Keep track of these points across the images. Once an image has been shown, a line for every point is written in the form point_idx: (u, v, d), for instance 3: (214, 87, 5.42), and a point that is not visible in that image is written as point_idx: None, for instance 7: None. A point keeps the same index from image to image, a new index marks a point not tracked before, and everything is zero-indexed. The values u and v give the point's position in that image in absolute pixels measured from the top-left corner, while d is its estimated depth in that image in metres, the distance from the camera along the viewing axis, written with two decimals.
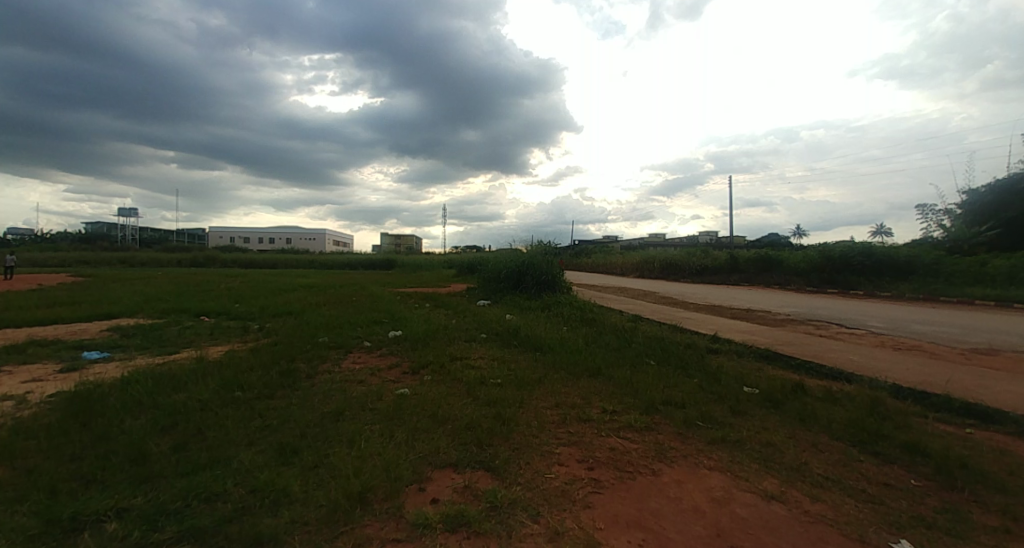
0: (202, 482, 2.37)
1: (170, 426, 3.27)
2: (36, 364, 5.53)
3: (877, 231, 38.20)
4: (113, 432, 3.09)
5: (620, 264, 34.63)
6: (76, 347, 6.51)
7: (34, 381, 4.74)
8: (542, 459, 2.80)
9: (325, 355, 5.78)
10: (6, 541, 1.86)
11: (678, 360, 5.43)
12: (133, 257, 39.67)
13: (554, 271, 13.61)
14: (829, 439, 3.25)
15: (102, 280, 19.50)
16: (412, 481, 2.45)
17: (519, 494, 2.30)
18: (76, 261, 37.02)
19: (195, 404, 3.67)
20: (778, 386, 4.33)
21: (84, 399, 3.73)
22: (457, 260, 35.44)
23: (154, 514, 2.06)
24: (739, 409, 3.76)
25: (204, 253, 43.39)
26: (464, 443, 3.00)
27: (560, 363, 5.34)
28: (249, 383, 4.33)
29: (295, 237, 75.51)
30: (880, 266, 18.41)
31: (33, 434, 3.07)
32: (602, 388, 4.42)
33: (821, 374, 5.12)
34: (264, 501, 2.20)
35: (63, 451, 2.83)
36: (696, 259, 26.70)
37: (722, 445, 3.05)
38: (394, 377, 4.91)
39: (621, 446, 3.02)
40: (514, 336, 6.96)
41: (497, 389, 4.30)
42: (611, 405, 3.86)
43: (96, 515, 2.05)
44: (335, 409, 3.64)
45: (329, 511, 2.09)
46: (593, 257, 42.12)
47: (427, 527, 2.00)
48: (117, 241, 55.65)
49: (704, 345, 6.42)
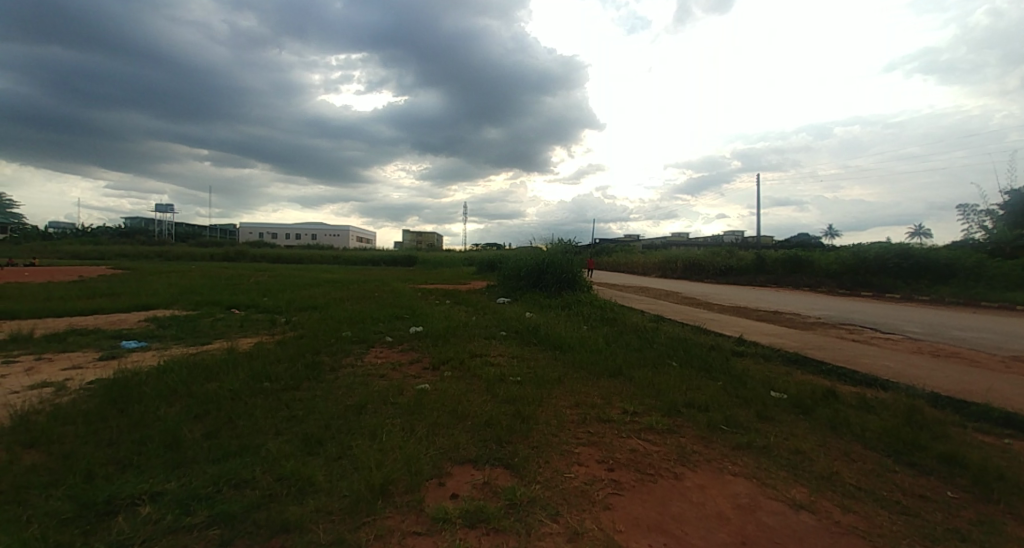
0: (232, 468, 2.45)
1: (203, 414, 3.41)
2: (77, 353, 5.82)
3: (917, 232, 35.99)
4: (150, 418, 3.24)
5: (641, 263, 34.18)
6: (115, 336, 6.83)
7: (74, 368, 5.00)
8: (561, 458, 2.78)
9: (347, 349, 5.90)
10: (40, 524, 1.95)
11: (701, 362, 5.32)
12: (168, 251, 41.29)
13: (574, 270, 13.50)
14: (862, 448, 3.12)
15: (141, 272, 20.23)
16: (432, 476, 2.48)
17: (538, 493, 2.30)
18: (118, 254, 38.82)
19: (226, 393, 3.80)
20: (807, 392, 4.19)
21: (119, 387, 3.90)
22: (476, 257, 35.50)
23: (187, 499, 2.14)
24: (766, 414, 3.66)
25: (234, 248, 44.81)
26: (483, 440, 3.01)
27: (580, 362, 5.31)
28: (276, 374, 4.46)
29: (320, 233, 77.55)
30: (917, 268, 17.59)
31: (71, 419, 3.23)
32: (623, 388, 4.35)
33: (854, 380, 4.92)
34: (290, 490, 2.26)
35: (100, 436, 2.97)
36: (721, 259, 26.12)
37: (748, 451, 2.96)
38: (415, 373, 4.96)
39: (643, 448, 2.97)
40: (534, 334, 6.96)
41: (516, 387, 4.30)
42: (632, 406, 3.80)
43: (130, 499, 2.14)
44: (358, 401, 3.72)
45: (351, 501, 2.13)
46: (613, 256, 41.77)
47: (447, 522, 2.01)
48: (153, 235, 57.73)
49: (729, 347, 6.24)
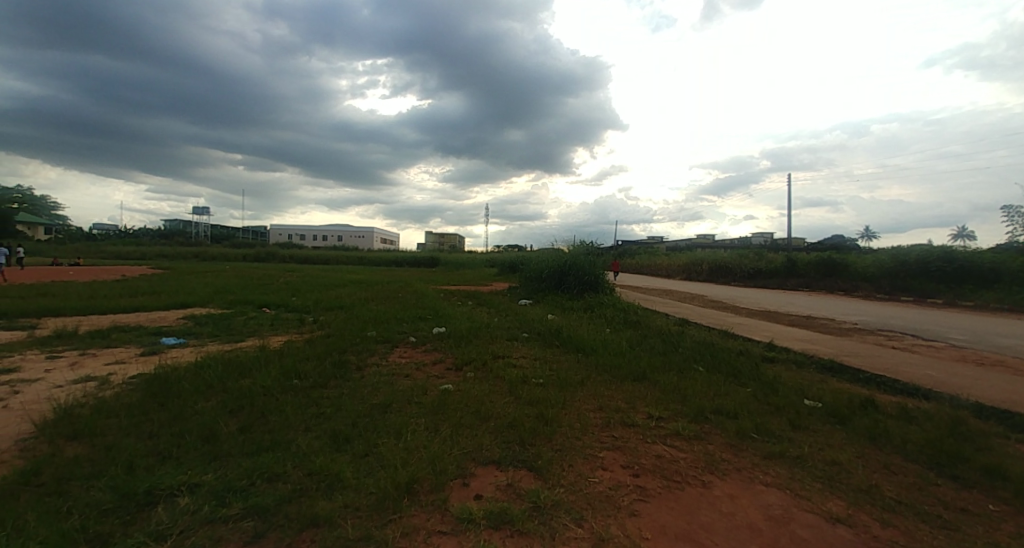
0: (264, 463, 2.53)
1: (237, 409, 3.53)
2: (120, 348, 6.13)
3: (960, 234, 34.16)
4: (187, 412, 3.38)
5: (665, 265, 33.55)
6: (155, 333, 7.17)
7: (118, 363, 5.27)
8: (585, 462, 2.76)
9: (372, 349, 6.01)
10: (83, 514, 2.04)
11: (729, 367, 5.18)
12: (203, 252, 43.06)
13: (596, 272, 13.37)
14: (902, 460, 2.97)
15: (180, 272, 21.13)
16: (456, 476, 2.50)
17: (562, 496, 2.28)
18: (158, 255, 40.70)
19: (258, 390, 3.93)
20: (842, 400, 4.03)
21: (158, 381, 4.08)
22: (498, 258, 35.58)
23: (223, 491, 2.22)
24: (800, 423, 3.53)
25: (265, 249, 46.31)
26: (507, 442, 3.01)
27: (603, 365, 5.24)
28: (305, 372, 4.58)
29: (346, 235, 79.46)
30: (961, 272, 16.68)
31: (115, 412, 3.40)
32: (647, 393, 4.28)
33: (893, 389, 4.70)
34: (320, 485, 2.32)
35: (141, 429, 3.11)
36: (749, 262, 25.40)
37: (781, 461, 2.86)
38: (438, 373, 5.01)
39: (669, 454, 2.91)
40: (556, 336, 6.92)
41: (539, 389, 4.29)
42: (657, 411, 3.73)
43: (169, 491, 2.24)
44: (383, 400, 3.78)
45: (378, 498, 2.17)
46: (637, 258, 41.18)
47: (472, 522, 2.02)
48: (191, 237, 60.39)
49: (758, 353, 6.05)
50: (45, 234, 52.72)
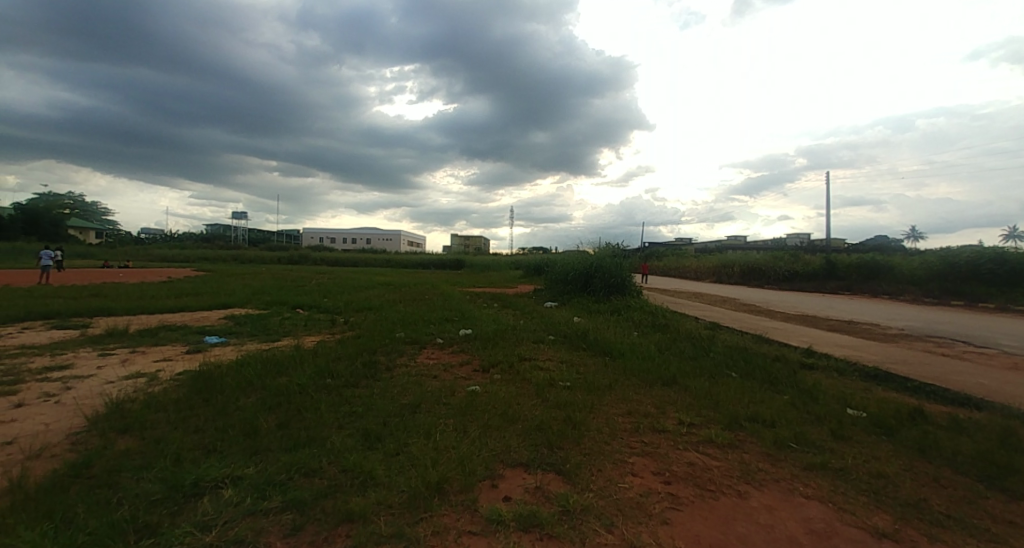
0: (302, 458, 2.63)
1: (275, 405, 3.67)
2: (167, 346, 6.49)
3: (1016, 235, 31.97)
4: (228, 408, 3.53)
5: (694, 267, 32.75)
6: (199, 332, 7.54)
7: (166, 360, 5.58)
8: (614, 467, 2.72)
9: (401, 350, 6.13)
10: (135, 504, 2.15)
11: (763, 374, 5.01)
12: (241, 255, 44.95)
13: (623, 274, 13.19)
14: (951, 472, 2.81)
15: (220, 274, 22.18)
16: (485, 477, 2.52)
17: (592, 501, 2.27)
18: (200, 258, 42.80)
19: (295, 388, 4.07)
20: (885, 409, 3.84)
21: (202, 378, 4.29)
22: (523, 261, 35.61)
23: (264, 485, 2.31)
24: (840, 432, 3.38)
25: (298, 252, 47.91)
26: (535, 444, 3.02)
27: (631, 369, 5.17)
28: (338, 371, 4.72)
29: (375, 238, 81.46)
30: (1019, 275, 15.58)
31: (164, 407, 3.60)
32: (677, 398, 4.19)
33: (942, 399, 4.43)
34: (354, 482, 2.38)
35: (187, 423, 3.27)
36: (783, 264, 24.48)
37: (821, 473, 2.75)
38: (465, 374, 5.06)
39: (701, 462, 2.84)
40: (582, 339, 6.87)
41: (566, 392, 4.27)
42: (689, 417, 3.65)
43: (214, 483, 2.35)
44: (413, 400, 3.85)
45: (410, 496, 2.21)
46: (665, 260, 40.38)
47: (501, 524, 2.04)
48: (229, 241, 63.38)
49: (796, 359, 5.81)
50: (99, 239, 56.36)
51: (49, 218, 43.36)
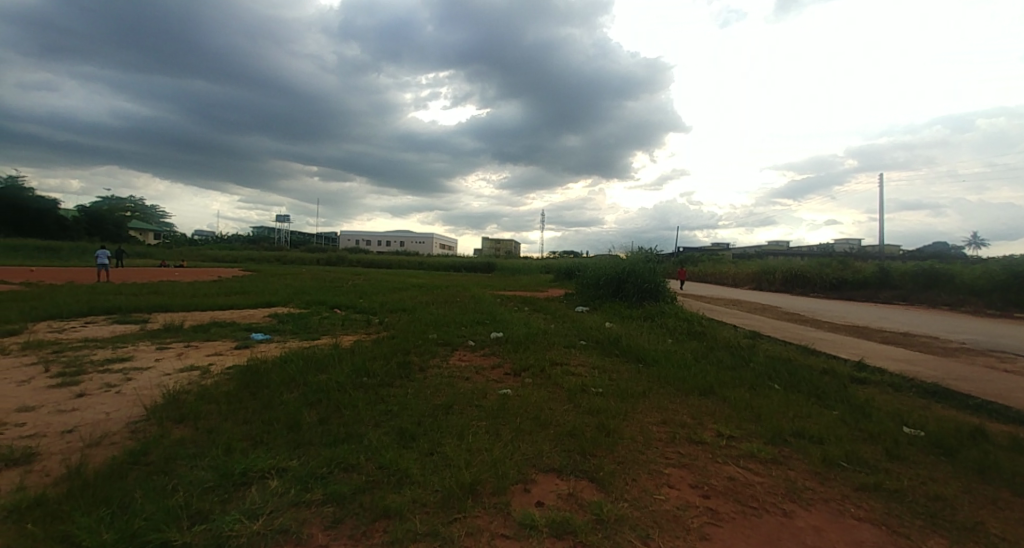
0: (340, 453, 2.71)
1: (316, 401, 3.81)
2: (218, 341, 6.88)
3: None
4: (273, 403, 3.69)
5: (732, 274, 31.55)
6: (245, 329, 7.95)
7: (217, 354, 5.92)
8: (649, 477, 2.66)
9: (433, 351, 6.23)
10: (190, 489, 2.28)
11: (807, 387, 4.76)
12: (283, 256, 47.01)
13: (656, 279, 12.88)
14: (1021, 498, 2.58)
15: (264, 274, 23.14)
16: (518, 481, 2.52)
17: (627, 512, 2.22)
18: (246, 258, 45.09)
19: (334, 385, 4.22)
20: (944, 428, 3.57)
21: (250, 372, 4.53)
22: (552, 265, 35.49)
23: (306, 477, 2.40)
24: (894, 451, 3.17)
25: (336, 254, 49.61)
26: (567, 450, 2.99)
27: (666, 377, 5.04)
28: (374, 370, 4.85)
29: (408, 241, 83.39)
30: None
31: (215, 399, 3.81)
32: (716, 409, 4.05)
33: (1011, 419, 4.07)
34: (390, 479, 2.43)
35: (236, 415, 3.45)
36: (829, 272, 23.22)
37: (874, 493, 2.58)
38: (496, 377, 5.09)
39: (742, 477, 2.73)
40: (615, 345, 6.76)
41: (598, 398, 4.22)
42: (728, 429, 3.52)
43: (261, 473, 2.46)
44: (445, 401, 3.91)
45: (444, 496, 2.24)
46: (701, 266, 39.14)
47: (534, 529, 2.03)
48: (273, 242, 66.78)
49: (845, 372, 5.48)
50: (156, 241, 60.51)
51: (113, 220, 47.18)
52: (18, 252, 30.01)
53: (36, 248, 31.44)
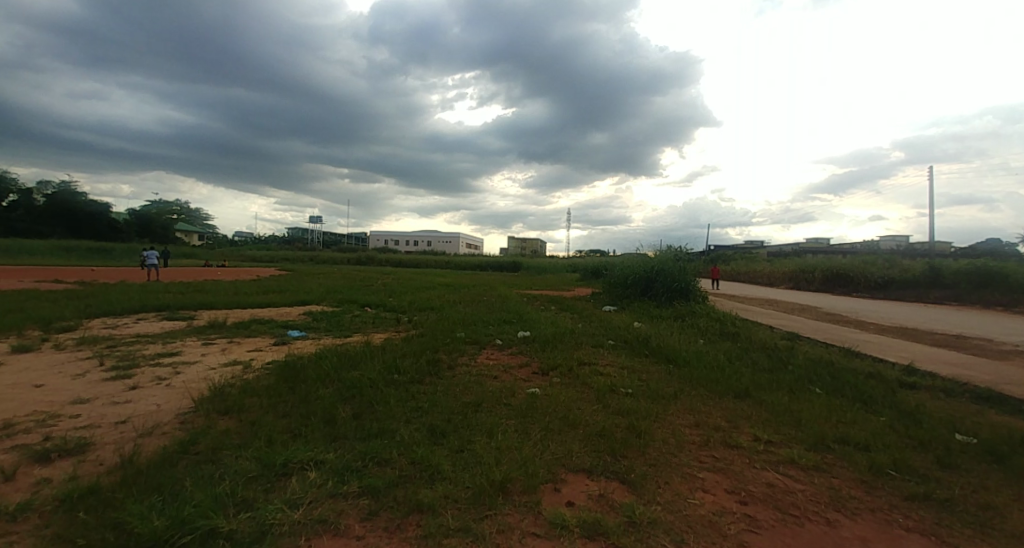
0: (374, 448, 2.79)
1: (350, 397, 3.92)
2: (257, 338, 7.19)
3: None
4: (310, 397, 3.83)
5: (768, 273, 30.42)
6: (283, 326, 8.27)
7: (257, 350, 6.19)
8: (683, 481, 2.60)
9: (462, 349, 6.29)
10: (236, 478, 2.39)
11: (850, 391, 4.55)
12: (316, 256, 48.55)
13: (687, 279, 12.58)
14: None
15: (300, 274, 23.95)
16: (547, 480, 2.51)
17: (659, 515, 2.18)
18: (282, 258, 46.85)
19: (367, 381, 4.33)
20: (1004, 437, 3.33)
21: (288, 368, 4.70)
22: (579, 264, 35.19)
23: (342, 470, 2.48)
24: (947, 460, 2.98)
25: (366, 254, 50.82)
26: (597, 451, 2.96)
27: (698, 378, 4.91)
28: (405, 368, 4.95)
29: (436, 241, 84.53)
30: None
31: (256, 393, 3.98)
32: (751, 412, 3.92)
33: None
34: (422, 474, 2.48)
35: (276, 409, 3.59)
36: (873, 270, 22.04)
37: (925, 504, 2.44)
38: (524, 376, 5.09)
39: (781, 484, 2.63)
40: (644, 345, 6.65)
41: (628, 398, 4.16)
42: (765, 433, 3.40)
43: (300, 465, 2.56)
44: (475, 399, 3.94)
45: (475, 493, 2.26)
46: (734, 264, 37.93)
47: (565, 529, 2.02)
48: (307, 242, 69.13)
49: (892, 376, 5.19)
50: (200, 242, 63.73)
51: (161, 223, 50.04)
52: (77, 254, 32.21)
53: (93, 249, 33.68)
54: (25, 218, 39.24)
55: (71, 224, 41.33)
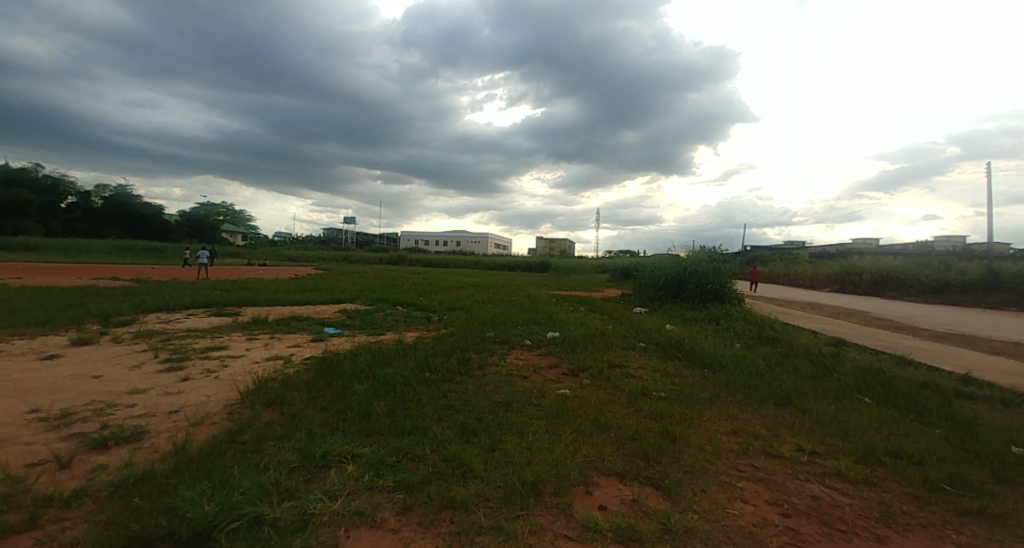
0: (408, 443, 2.84)
1: (384, 393, 4.01)
2: (296, 334, 7.48)
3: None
4: (346, 393, 3.94)
5: (809, 275, 29.07)
6: (320, 323, 8.56)
7: (296, 346, 6.44)
8: (721, 490, 2.51)
9: (491, 349, 6.32)
10: (279, 468, 2.49)
11: (901, 401, 4.28)
12: (350, 255, 50.04)
13: (722, 280, 12.19)
14: None
15: (335, 273, 24.61)
16: (579, 483, 2.49)
17: (696, 524, 2.11)
18: (318, 257, 48.58)
19: (400, 378, 4.42)
20: None
21: (325, 364, 4.87)
22: (609, 264, 34.72)
23: (377, 464, 2.54)
24: (1015, 479, 2.76)
25: (398, 254, 51.92)
26: (630, 455, 2.91)
27: (735, 384, 4.74)
28: (436, 366, 5.02)
29: (466, 241, 85.39)
30: None
31: (296, 387, 4.13)
32: (793, 421, 3.75)
33: None
34: (455, 472, 2.50)
35: (314, 403, 3.72)
36: (926, 273, 20.68)
37: (989, 526, 2.26)
38: (554, 377, 5.07)
39: (827, 497, 2.51)
40: (677, 348, 6.48)
41: (661, 402, 4.07)
42: (808, 443, 3.24)
43: (337, 458, 2.64)
44: (505, 399, 3.95)
45: (507, 492, 2.27)
46: (772, 266, 36.44)
47: (598, 533, 1.99)
48: (342, 242, 71.37)
49: (947, 385, 4.85)
50: (243, 241, 66.97)
51: (208, 224, 52.89)
52: (132, 253, 34.42)
53: (148, 248, 35.97)
54: (87, 219, 42.29)
55: (127, 225, 44.23)
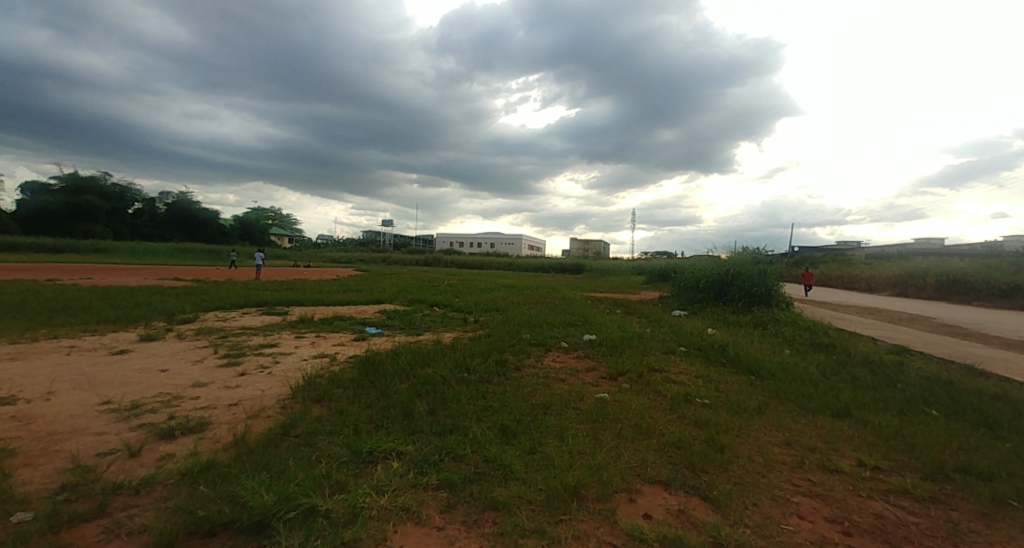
0: (450, 443, 2.88)
1: (425, 392, 4.09)
2: (340, 333, 7.78)
3: None
4: (389, 391, 4.05)
5: (864, 278, 27.22)
6: (361, 323, 8.85)
7: (340, 345, 6.69)
8: (774, 504, 2.39)
9: (528, 350, 6.32)
10: (329, 462, 2.58)
11: (974, 414, 3.93)
12: (389, 257, 51.47)
13: (768, 282, 11.64)
14: None
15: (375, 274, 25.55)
16: (622, 489, 2.44)
17: (747, 538, 2.02)
18: (359, 258, 50.32)
19: (440, 378, 4.50)
20: None
21: (368, 363, 5.03)
22: (645, 266, 33.95)
23: (421, 462, 2.59)
24: None
25: (434, 256, 52.91)
26: (674, 462, 2.82)
27: (785, 392, 4.51)
28: (474, 367, 5.07)
29: (500, 243, 85.93)
30: None
31: (342, 384, 4.29)
32: (852, 433, 3.52)
33: None
34: (496, 473, 2.51)
35: (359, 400, 3.85)
36: (1001, 276, 18.91)
37: None
38: (592, 380, 5.00)
39: (893, 516, 2.33)
40: (720, 353, 6.24)
41: (706, 410, 3.92)
42: (869, 458, 3.03)
43: (383, 454, 2.71)
44: (544, 401, 3.94)
45: (550, 496, 2.25)
46: (822, 268, 34.44)
47: (644, 541, 1.94)
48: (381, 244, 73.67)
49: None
50: (290, 243, 70.42)
51: (259, 228, 56.01)
52: (192, 256, 36.94)
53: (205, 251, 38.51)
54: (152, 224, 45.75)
55: (187, 229, 47.53)
